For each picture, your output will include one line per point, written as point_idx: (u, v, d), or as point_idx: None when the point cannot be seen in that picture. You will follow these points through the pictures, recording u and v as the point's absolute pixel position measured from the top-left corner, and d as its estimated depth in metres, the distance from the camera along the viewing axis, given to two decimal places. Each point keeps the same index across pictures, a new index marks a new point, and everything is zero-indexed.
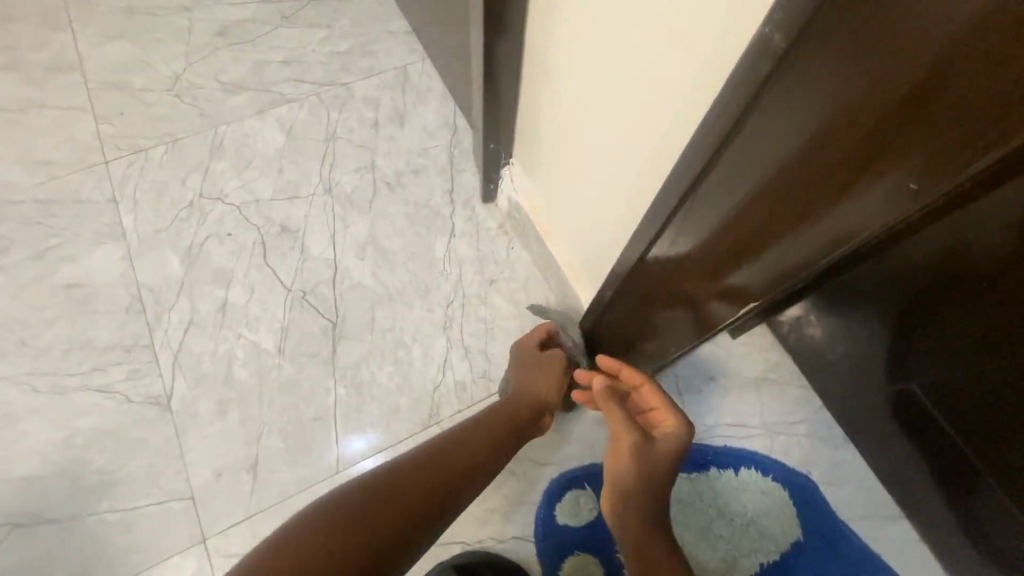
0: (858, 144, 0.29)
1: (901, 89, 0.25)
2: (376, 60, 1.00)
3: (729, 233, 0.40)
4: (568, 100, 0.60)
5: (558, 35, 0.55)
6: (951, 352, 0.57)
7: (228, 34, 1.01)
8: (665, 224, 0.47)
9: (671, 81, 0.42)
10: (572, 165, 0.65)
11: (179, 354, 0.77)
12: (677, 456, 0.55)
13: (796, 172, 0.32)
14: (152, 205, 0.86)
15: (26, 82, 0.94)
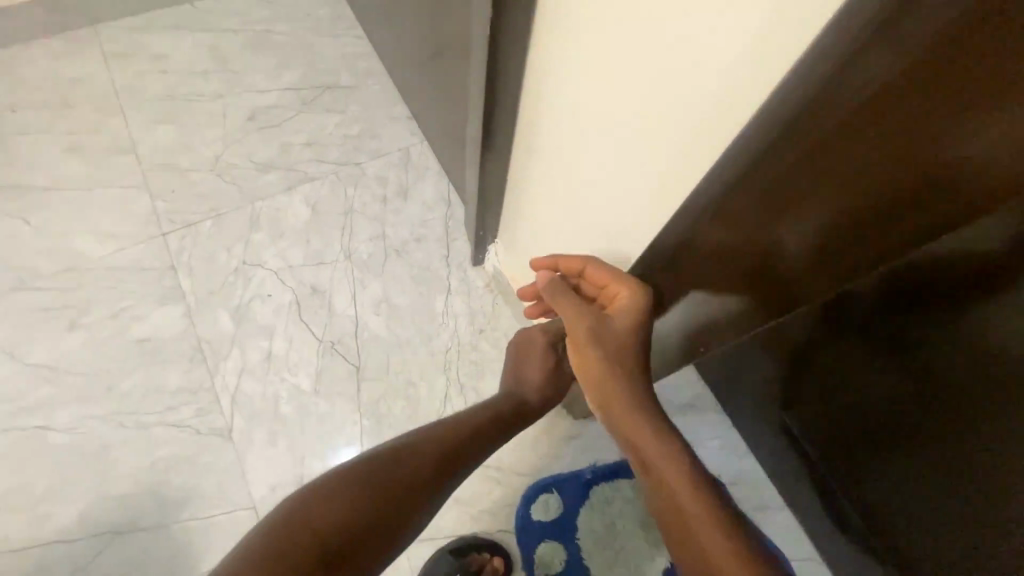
0: (899, 136, 0.34)
1: (923, 98, 0.32)
2: (383, 142, 1.21)
3: (751, 222, 0.47)
4: (549, 197, 0.79)
5: (542, 150, 0.74)
6: (825, 408, 0.77)
7: (257, 118, 1.21)
8: (689, 222, 0.53)
9: (646, 174, 0.56)
10: (555, 237, 0.83)
11: (236, 395, 0.98)
12: (630, 324, 0.67)
13: (823, 170, 0.39)
14: (204, 271, 1.06)
15: (88, 163, 1.12)
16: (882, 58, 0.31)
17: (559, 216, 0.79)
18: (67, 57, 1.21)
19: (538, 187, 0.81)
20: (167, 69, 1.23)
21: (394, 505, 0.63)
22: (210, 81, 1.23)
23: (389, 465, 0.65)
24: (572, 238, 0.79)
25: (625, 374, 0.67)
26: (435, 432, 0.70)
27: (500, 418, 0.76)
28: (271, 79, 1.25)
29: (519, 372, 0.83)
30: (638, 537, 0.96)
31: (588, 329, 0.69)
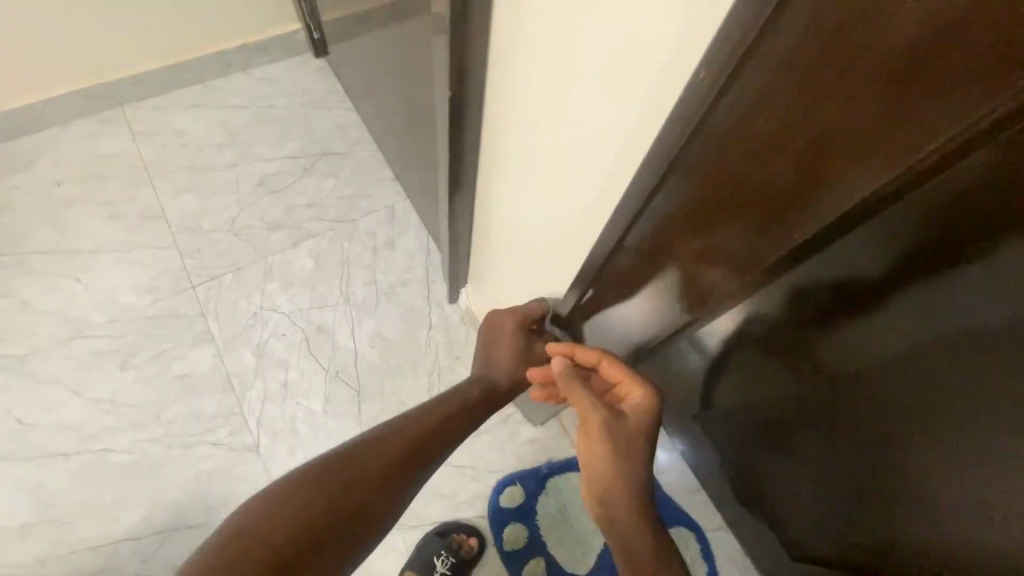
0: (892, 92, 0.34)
1: (906, 46, 0.31)
2: (372, 200, 1.46)
3: (715, 176, 0.48)
4: (501, 226, 0.94)
5: (493, 181, 0.86)
6: (783, 432, 0.84)
7: (265, 184, 1.44)
8: (665, 192, 0.54)
9: (579, 194, 0.65)
10: (508, 257, 0.98)
11: (260, 417, 1.21)
12: (643, 425, 0.69)
13: (801, 115, 0.39)
14: (228, 316, 1.29)
15: (126, 229, 1.35)
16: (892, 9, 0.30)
17: (510, 242, 0.94)
18: (102, 135, 1.44)
19: (491, 220, 0.96)
20: (187, 142, 1.46)
21: (358, 514, 0.67)
22: (224, 152, 1.47)
23: (361, 461, 0.71)
24: (522, 257, 0.92)
25: (630, 471, 0.67)
26: (396, 433, 0.75)
27: (464, 416, 0.84)
28: (276, 148, 1.49)
29: (491, 363, 0.93)
30: (582, 515, 1.22)
31: (603, 421, 0.69)
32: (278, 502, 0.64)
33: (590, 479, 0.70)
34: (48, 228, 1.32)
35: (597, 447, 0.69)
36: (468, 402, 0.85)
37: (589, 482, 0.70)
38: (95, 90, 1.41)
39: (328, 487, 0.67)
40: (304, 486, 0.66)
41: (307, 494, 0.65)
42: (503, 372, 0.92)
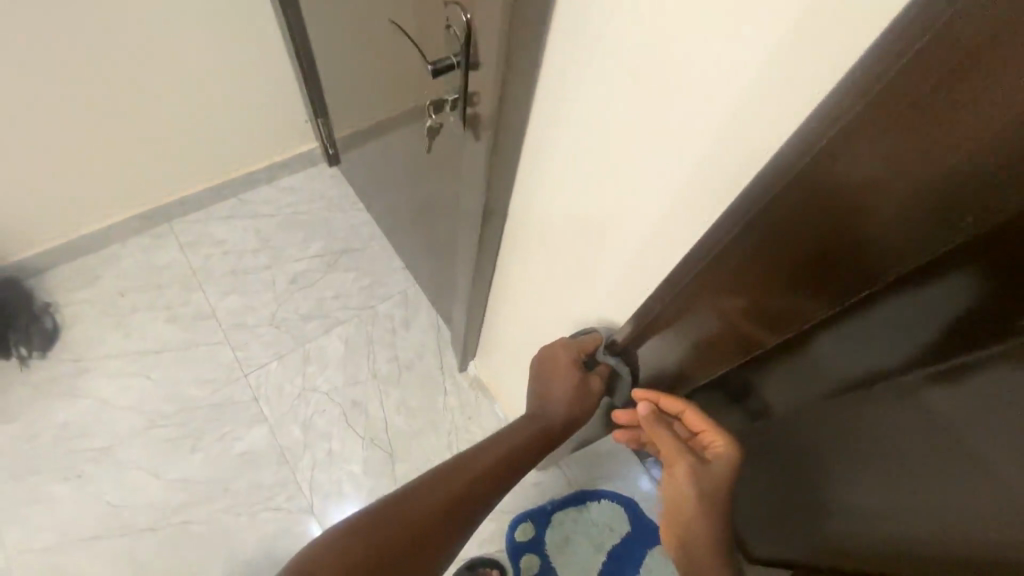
0: (944, 121, 0.38)
1: (983, 80, 0.35)
2: (388, 287, 1.74)
3: (814, 208, 0.48)
4: (516, 303, 1.14)
5: (513, 267, 1.05)
6: (756, 473, 0.95)
7: (297, 280, 1.71)
8: (746, 227, 0.54)
9: (611, 263, 0.78)
10: (523, 326, 1.17)
11: (312, 482, 1.46)
12: (726, 473, 0.76)
13: (918, 152, 0.40)
14: (276, 397, 1.55)
15: (184, 329, 1.60)
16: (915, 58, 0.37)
17: (526, 316, 1.13)
18: (155, 249, 1.70)
19: (507, 300, 1.17)
20: (227, 250, 1.72)
21: (423, 545, 0.76)
22: (259, 255, 1.74)
23: (410, 506, 0.79)
24: (539, 325, 1.10)
25: (710, 509, 0.76)
26: (442, 478, 0.83)
27: (517, 456, 0.90)
28: (303, 248, 1.76)
29: (543, 401, 0.94)
30: (580, 541, 1.49)
31: (688, 467, 0.76)
32: (338, 541, 0.74)
33: (674, 514, 0.78)
34: (118, 334, 1.57)
35: (682, 488, 0.76)
36: (518, 441, 0.91)
37: (669, 509, 0.79)
38: (148, 213, 1.67)
39: (380, 531, 0.75)
40: (359, 528, 0.75)
41: (362, 535, 0.74)
42: (557, 412, 0.93)
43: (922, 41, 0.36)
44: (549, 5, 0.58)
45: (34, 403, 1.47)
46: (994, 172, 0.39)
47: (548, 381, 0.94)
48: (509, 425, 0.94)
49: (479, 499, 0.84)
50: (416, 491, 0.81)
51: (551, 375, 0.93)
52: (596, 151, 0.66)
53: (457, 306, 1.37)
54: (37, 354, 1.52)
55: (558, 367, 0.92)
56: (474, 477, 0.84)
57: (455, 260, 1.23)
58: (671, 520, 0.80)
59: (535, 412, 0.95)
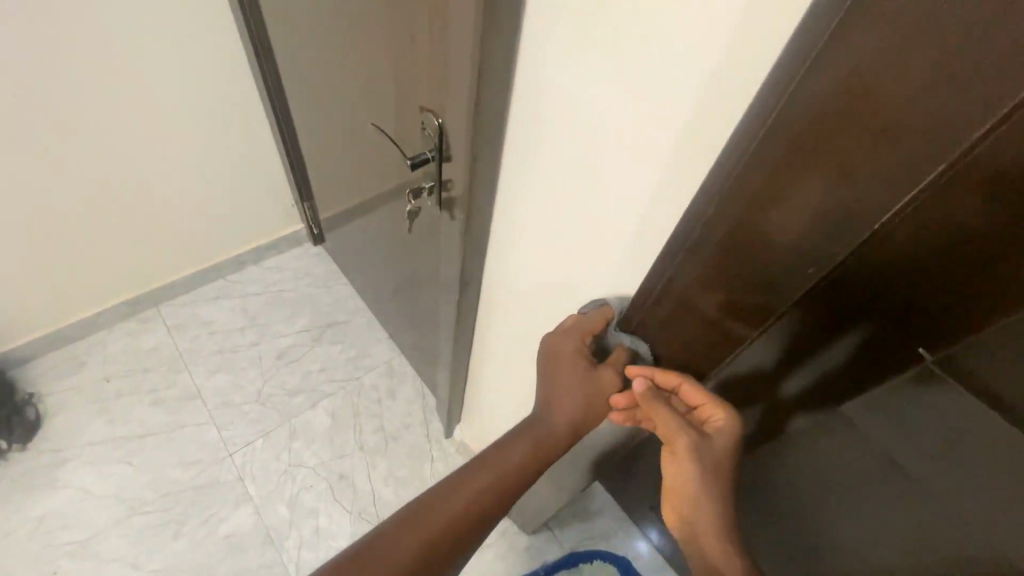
0: (878, 90, 0.39)
1: (909, 45, 0.36)
2: (373, 358, 1.79)
3: (762, 209, 0.50)
4: (496, 364, 1.20)
5: (491, 330, 1.12)
6: (745, 509, 0.98)
7: (283, 356, 1.76)
8: (714, 217, 0.54)
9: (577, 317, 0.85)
10: (504, 386, 1.23)
11: (299, 563, 1.43)
12: (726, 441, 0.71)
13: (858, 127, 0.41)
14: (262, 476, 1.54)
15: (169, 411, 1.61)
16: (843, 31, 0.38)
17: (506, 376, 1.19)
18: (143, 333, 1.73)
19: (487, 361, 1.23)
20: (214, 330, 1.77)
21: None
22: (246, 333, 1.78)
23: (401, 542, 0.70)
24: (519, 384, 1.16)
25: (715, 487, 0.70)
26: (436, 507, 0.74)
27: (518, 475, 0.79)
28: (289, 324, 1.82)
29: (548, 405, 0.81)
30: None
31: (691, 444, 0.70)
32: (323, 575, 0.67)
33: (676, 495, 0.72)
34: (102, 420, 1.57)
35: (688, 467, 0.70)
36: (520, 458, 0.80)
37: (676, 493, 0.73)
38: (138, 297, 1.72)
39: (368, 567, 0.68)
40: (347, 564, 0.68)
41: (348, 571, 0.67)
42: (562, 418, 0.81)
43: (848, 13, 0.37)
44: (504, 115, 0.70)
45: (12, 498, 1.44)
46: (938, 142, 0.39)
47: (553, 374, 0.80)
48: (509, 434, 0.82)
49: (474, 527, 0.75)
50: (409, 523, 0.72)
51: (552, 373, 0.79)
52: (551, 216, 0.74)
53: (442, 372, 1.43)
54: (18, 446, 1.50)
55: (564, 356, 0.78)
56: (467, 505, 0.75)
57: (437, 328, 1.30)
58: (681, 510, 0.73)
59: (537, 419, 0.82)
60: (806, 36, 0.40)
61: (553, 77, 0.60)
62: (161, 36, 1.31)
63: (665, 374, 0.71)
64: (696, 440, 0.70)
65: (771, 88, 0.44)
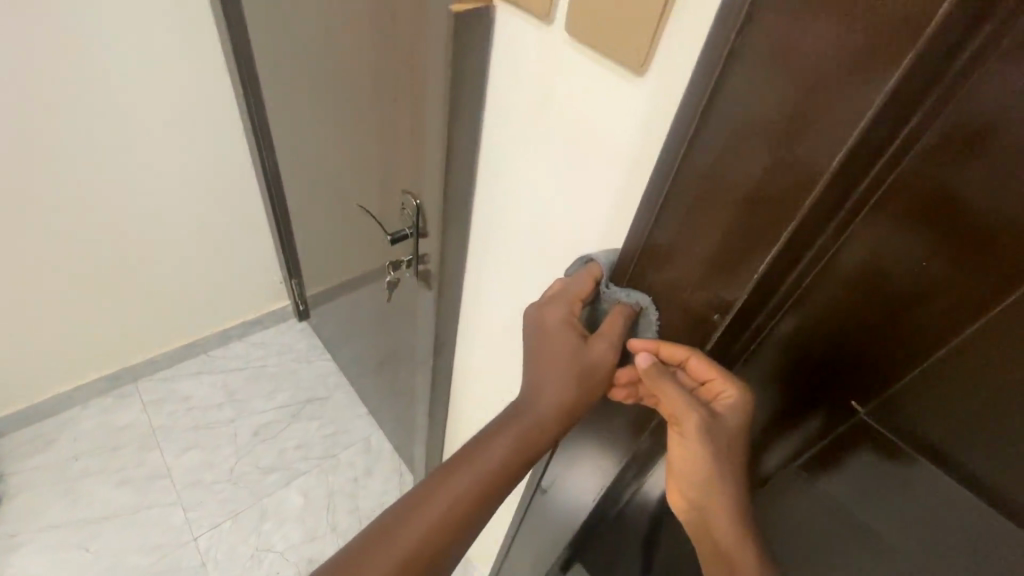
0: (788, 94, 0.37)
1: (808, 49, 0.35)
2: (351, 434, 1.77)
3: (697, 229, 0.48)
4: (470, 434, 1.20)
5: (464, 398, 1.14)
6: None
7: (260, 432, 1.73)
8: (652, 246, 0.53)
9: None
10: None
11: None
12: (744, 423, 0.55)
13: (776, 134, 0.39)
14: (227, 562, 1.47)
15: (136, 491, 1.56)
16: (746, 39, 0.37)
17: None
18: (117, 409, 1.71)
19: (461, 431, 1.24)
20: (191, 406, 1.76)
21: None
22: (224, 409, 1.77)
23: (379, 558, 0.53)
24: None
25: (729, 474, 0.57)
26: (419, 513, 0.55)
27: (498, 483, 0.58)
28: (268, 401, 1.81)
29: (533, 390, 0.61)
30: None
31: (698, 427, 0.55)
32: None
33: (683, 480, 0.60)
34: (63, 502, 1.51)
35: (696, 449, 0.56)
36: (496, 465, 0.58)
37: (686, 479, 0.59)
38: (117, 371, 1.72)
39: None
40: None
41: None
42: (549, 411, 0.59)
43: (746, 21, 0.37)
44: (470, 197, 0.78)
45: None
46: (847, 156, 0.37)
47: (537, 353, 0.61)
48: (488, 425, 0.61)
49: (445, 555, 0.56)
50: (390, 532, 0.54)
51: (534, 351, 0.62)
52: (512, 288, 0.80)
53: (420, 444, 1.43)
54: None
55: (547, 329, 0.61)
56: (430, 531, 0.55)
57: (414, 397, 1.32)
58: (693, 499, 0.60)
59: (521, 404, 0.61)
60: (713, 48, 0.40)
61: (507, 167, 0.69)
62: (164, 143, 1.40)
63: (672, 348, 0.55)
64: (707, 421, 0.55)
65: (685, 110, 0.43)
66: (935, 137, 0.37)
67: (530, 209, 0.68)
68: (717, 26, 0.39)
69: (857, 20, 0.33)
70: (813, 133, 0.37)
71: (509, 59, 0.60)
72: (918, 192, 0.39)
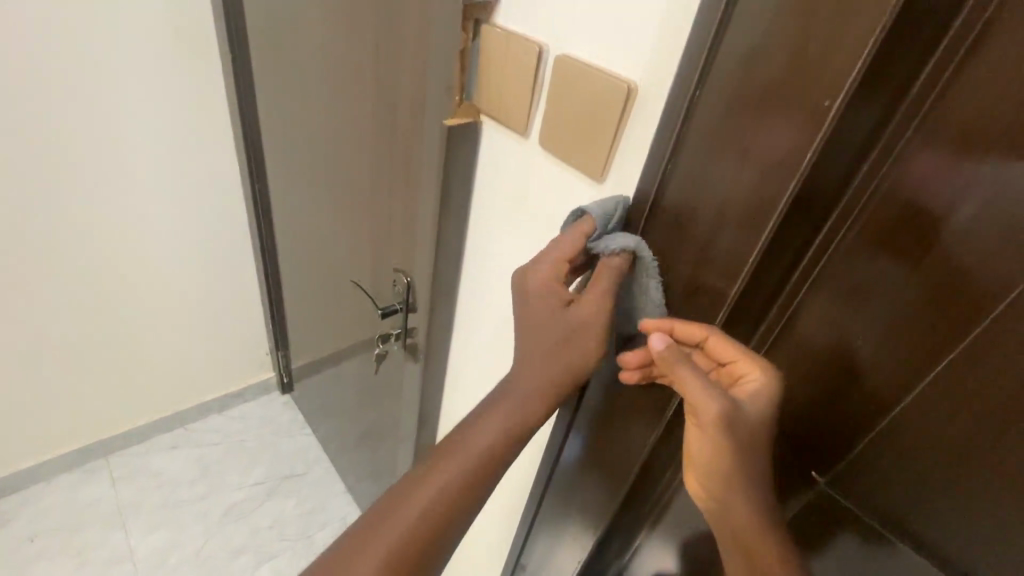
0: (732, 157, 0.44)
1: (745, 120, 0.42)
2: (327, 513, 1.72)
3: (666, 274, 0.53)
4: None
5: None
6: None
7: (232, 511, 1.67)
8: (626, 291, 0.58)
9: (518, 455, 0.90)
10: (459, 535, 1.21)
11: None
12: (770, 411, 0.50)
13: (727, 189, 0.45)
14: None
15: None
16: (697, 111, 0.45)
17: None
18: (83, 486, 1.65)
19: None
20: (161, 483, 1.70)
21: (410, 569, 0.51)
22: (196, 486, 1.71)
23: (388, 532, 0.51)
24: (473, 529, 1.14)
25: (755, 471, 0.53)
26: (427, 484, 0.53)
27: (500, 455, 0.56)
28: (243, 477, 1.76)
29: (524, 358, 0.58)
30: None
31: (718, 418, 0.51)
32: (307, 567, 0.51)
33: (698, 471, 0.55)
34: None
35: (717, 442, 0.52)
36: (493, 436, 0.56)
37: (706, 480, 0.55)
38: (89, 446, 1.68)
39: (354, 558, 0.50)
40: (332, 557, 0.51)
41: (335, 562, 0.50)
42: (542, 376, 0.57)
43: (695, 97, 0.45)
44: (457, 274, 0.85)
45: None
46: (784, 213, 0.43)
47: (524, 320, 0.58)
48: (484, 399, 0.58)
49: (455, 524, 0.54)
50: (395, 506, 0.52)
51: (522, 313, 0.57)
52: (493, 359, 0.84)
53: None
54: None
55: (530, 293, 0.56)
56: (425, 517, 0.52)
57: (394, 472, 1.31)
58: (716, 502, 0.55)
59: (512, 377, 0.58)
60: (670, 119, 0.47)
61: (490, 249, 0.76)
62: (166, 223, 1.46)
63: (687, 326, 0.52)
64: (728, 411, 0.50)
65: (651, 168, 0.50)
66: (863, 218, 0.46)
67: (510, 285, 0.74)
68: (654, 149, 0.50)
69: (779, 103, 0.40)
70: (757, 190, 0.44)
71: (493, 158, 0.70)
72: (867, 238, 0.46)
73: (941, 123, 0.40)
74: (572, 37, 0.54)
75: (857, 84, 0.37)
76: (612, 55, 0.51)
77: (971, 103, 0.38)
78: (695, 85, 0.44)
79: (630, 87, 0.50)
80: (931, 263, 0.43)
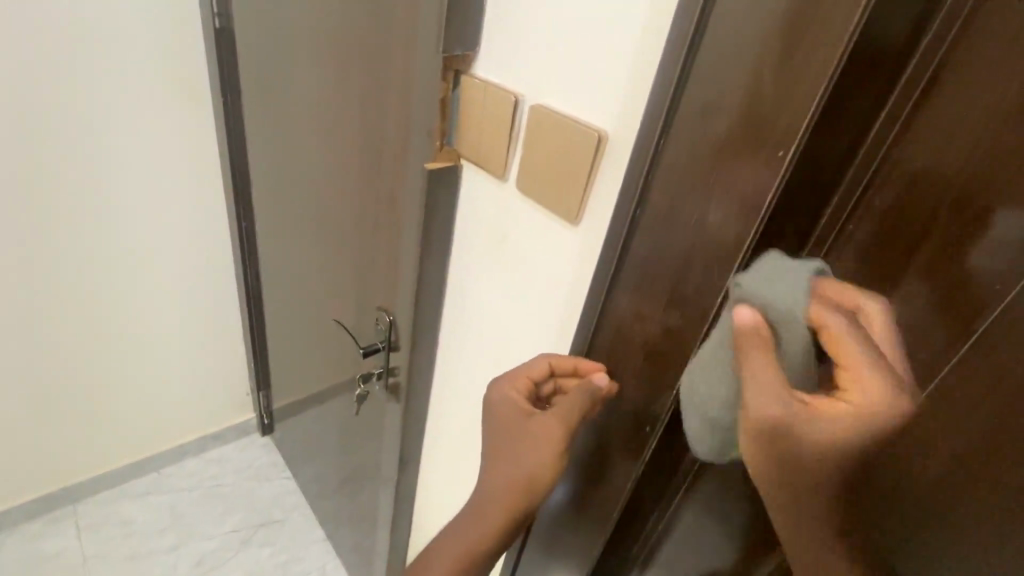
0: (699, 198, 0.46)
1: (711, 162, 0.44)
2: (305, 562, 1.65)
3: (641, 310, 0.53)
4: None
5: (430, 517, 1.11)
6: None
7: (203, 562, 1.59)
8: (604, 320, 0.57)
9: None
10: None
11: None
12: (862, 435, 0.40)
13: (696, 228, 0.47)
14: None
15: None
16: (666, 155, 0.47)
17: None
18: (47, 536, 1.58)
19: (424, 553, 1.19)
20: (130, 532, 1.62)
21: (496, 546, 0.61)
22: (167, 535, 1.64)
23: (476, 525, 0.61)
24: None
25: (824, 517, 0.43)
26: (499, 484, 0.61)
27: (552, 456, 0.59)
28: (217, 525, 1.69)
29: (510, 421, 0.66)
30: None
31: (775, 425, 0.40)
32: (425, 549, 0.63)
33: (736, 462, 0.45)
34: None
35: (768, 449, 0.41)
36: None
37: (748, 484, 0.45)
38: (55, 492, 1.61)
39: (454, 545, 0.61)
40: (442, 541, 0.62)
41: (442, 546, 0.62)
42: (495, 497, 0.60)
43: (664, 140, 0.47)
44: (439, 313, 0.85)
45: None
46: (751, 253, 0.44)
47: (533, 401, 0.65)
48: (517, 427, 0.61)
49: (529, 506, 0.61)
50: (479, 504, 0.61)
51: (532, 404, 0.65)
52: (475, 398, 0.83)
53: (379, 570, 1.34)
54: None
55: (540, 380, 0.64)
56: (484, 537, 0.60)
57: (375, 519, 1.26)
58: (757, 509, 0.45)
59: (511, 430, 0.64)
60: (641, 159, 0.49)
61: (471, 287, 0.76)
62: (149, 262, 1.46)
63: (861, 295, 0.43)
64: (792, 419, 0.40)
65: (623, 208, 0.52)
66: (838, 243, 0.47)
67: (492, 325, 0.75)
68: (626, 187, 0.51)
69: (743, 148, 0.42)
70: (724, 230, 0.45)
71: (473, 201, 0.71)
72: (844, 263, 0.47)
73: (900, 164, 0.43)
74: (548, 87, 0.57)
75: (809, 134, 0.39)
76: (583, 106, 0.54)
77: (926, 148, 0.41)
78: (660, 132, 0.47)
79: (601, 136, 0.53)
80: (903, 291, 0.45)
